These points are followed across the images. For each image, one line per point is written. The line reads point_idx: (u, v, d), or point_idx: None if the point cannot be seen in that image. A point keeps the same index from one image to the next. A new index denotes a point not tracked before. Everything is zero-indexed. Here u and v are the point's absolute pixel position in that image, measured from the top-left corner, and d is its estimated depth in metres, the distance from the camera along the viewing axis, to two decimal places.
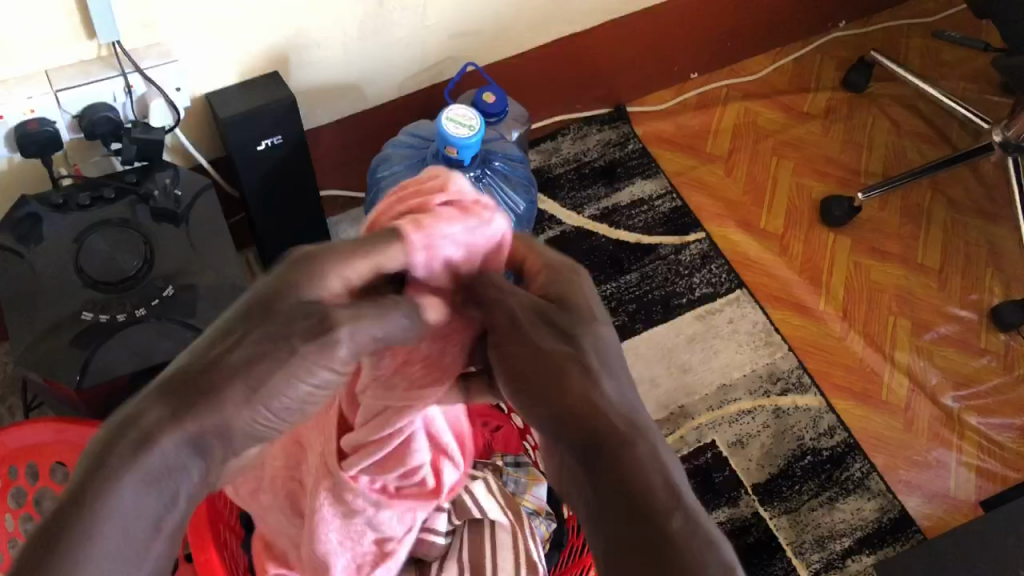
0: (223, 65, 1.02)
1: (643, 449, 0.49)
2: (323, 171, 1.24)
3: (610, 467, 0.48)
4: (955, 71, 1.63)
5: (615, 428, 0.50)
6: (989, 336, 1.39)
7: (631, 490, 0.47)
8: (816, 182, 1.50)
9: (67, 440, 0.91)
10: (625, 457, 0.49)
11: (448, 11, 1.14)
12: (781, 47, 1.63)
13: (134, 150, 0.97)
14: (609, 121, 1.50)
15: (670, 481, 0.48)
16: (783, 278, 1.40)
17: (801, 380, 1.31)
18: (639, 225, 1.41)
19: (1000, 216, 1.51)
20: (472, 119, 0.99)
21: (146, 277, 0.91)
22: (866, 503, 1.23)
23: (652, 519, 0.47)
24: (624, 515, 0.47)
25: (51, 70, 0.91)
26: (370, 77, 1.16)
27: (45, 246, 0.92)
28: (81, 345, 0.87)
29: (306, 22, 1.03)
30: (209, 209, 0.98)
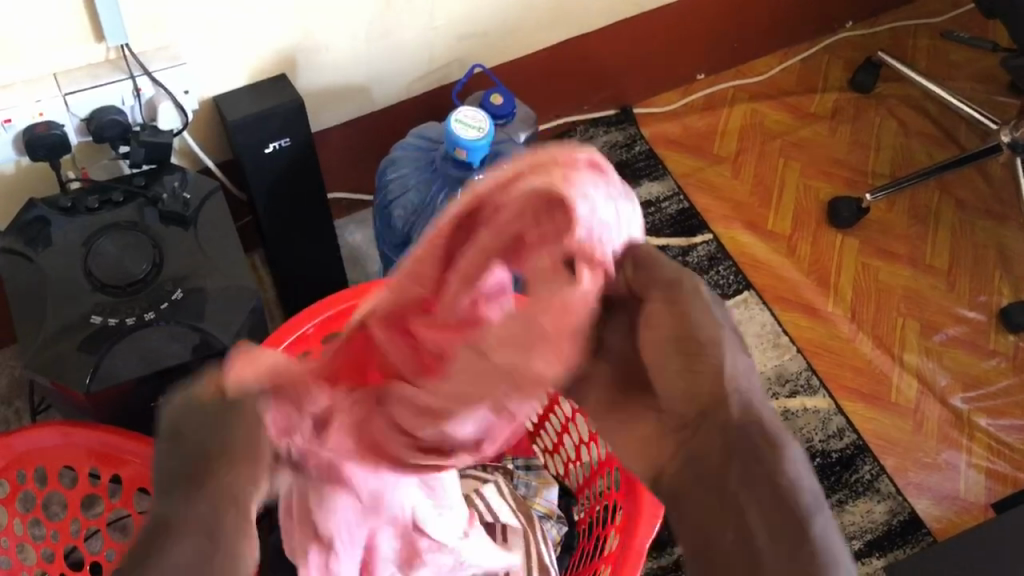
0: (231, 67, 1.02)
1: (790, 452, 0.41)
2: (330, 173, 1.24)
3: (753, 460, 0.41)
4: (962, 71, 1.63)
5: (753, 410, 0.42)
6: (998, 337, 1.39)
7: (755, 484, 0.40)
8: (824, 183, 1.50)
9: (76, 444, 0.90)
10: (759, 452, 0.41)
11: (456, 13, 1.14)
12: (788, 48, 1.63)
13: (142, 153, 0.96)
14: (615, 122, 1.49)
15: (811, 483, 0.41)
16: (791, 280, 1.40)
17: (810, 382, 1.31)
18: (646, 226, 1.41)
19: (1008, 217, 1.50)
20: (481, 121, 0.99)
21: (154, 281, 0.91)
22: (876, 505, 1.22)
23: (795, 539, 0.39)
24: (760, 503, 0.40)
25: (59, 73, 0.91)
26: (378, 79, 1.16)
27: (54, 251, 0.92)
28: (90, 349, 0.86)
29: (315, 23, 1.03)
30: (218, 211, 0.98)
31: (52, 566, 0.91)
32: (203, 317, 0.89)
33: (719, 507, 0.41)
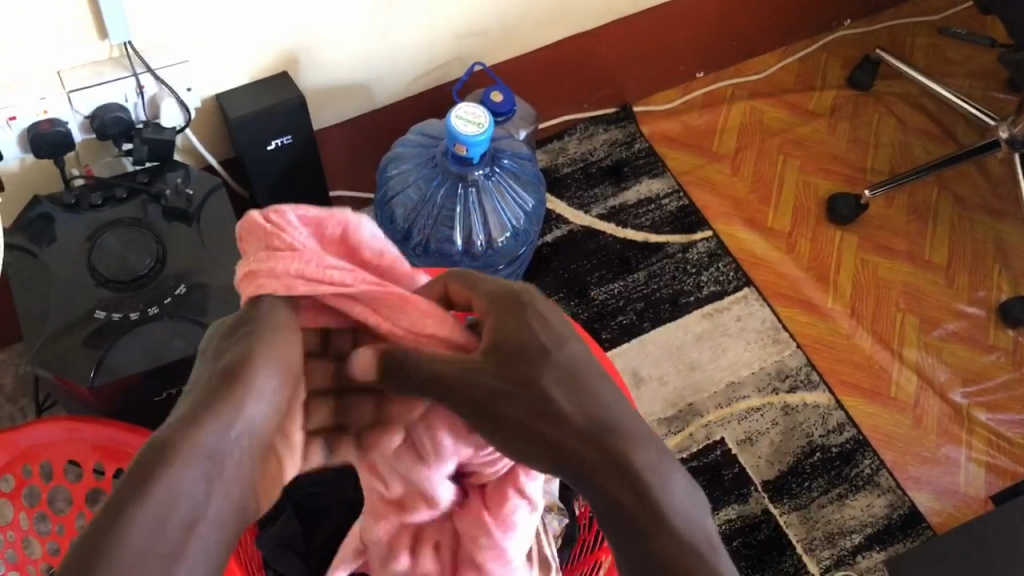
0: (233, 65, 1.02)
1: (654, 481, 0.56)
2: (332, 172, 1.25)
3: (604, 480, 0.57)
4: (960, 68, 1.63)
5: (596, 453, 0.57)
6: (997, 332, 1.39)
7: (639, 521, 0.56)
8: (823, 180, 1.50)
9: (79, 439, 0.91)
10: (634, 493, 0.56)
11: (455, 12, 1.14)
12: (786, 47, 1.63)
13: (145, 150, 0.98)
14: (615, 121, 1.50)
15: (676, 499, 0.56)
16: (791, 276, 1.41)
17: (810, 377, 1.32)
18: (646, 223, 1.42)
19: (1007, 213, 1.51)
20: (481, 117, 1.00)
21: (158, 276, 0.92)
22: (876, 499, 1.23)
23: (662, 531, 0.55)
24: (624, 520, 0.56)
25: (63, 69, 0.92)
26: (378, 77, 1.16)
27: (58, 247, 0.93)
28: (94, 344, 0.87)
29: (316, 21, 1.03)
30: (221, 207, 0.98)
31: (57, 559, 0.92)
32: (206, 312, 0.90)
33: (628, 540, 0.56)
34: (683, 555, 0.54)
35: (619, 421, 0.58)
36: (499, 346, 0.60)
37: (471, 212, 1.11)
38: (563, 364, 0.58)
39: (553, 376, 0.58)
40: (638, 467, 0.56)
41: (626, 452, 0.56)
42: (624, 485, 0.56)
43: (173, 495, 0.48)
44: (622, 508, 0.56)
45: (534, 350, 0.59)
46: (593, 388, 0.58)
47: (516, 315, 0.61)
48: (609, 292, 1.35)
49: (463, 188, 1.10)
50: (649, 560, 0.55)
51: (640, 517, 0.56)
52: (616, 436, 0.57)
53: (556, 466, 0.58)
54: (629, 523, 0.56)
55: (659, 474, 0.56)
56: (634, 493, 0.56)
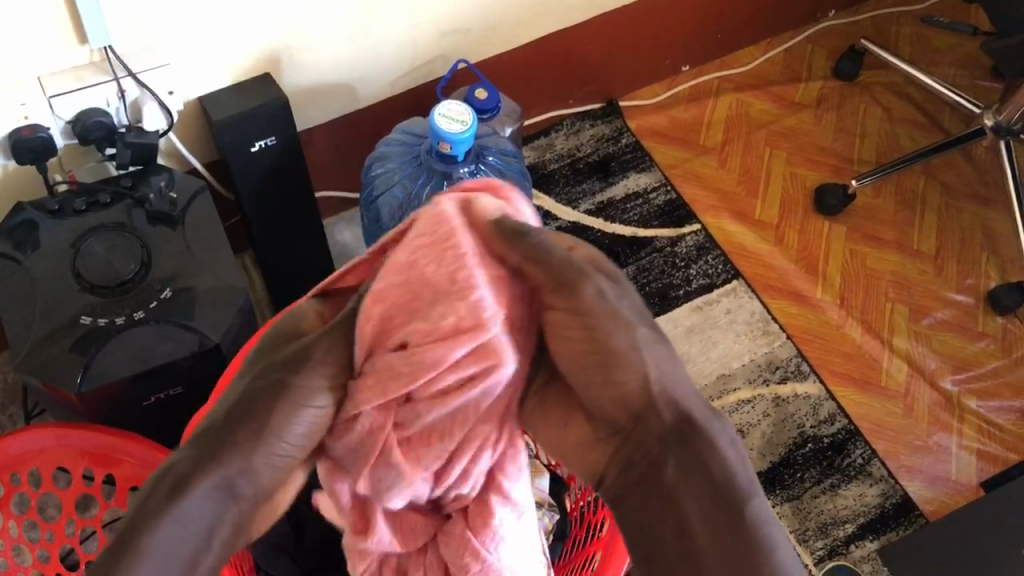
0: (215, 68, 1.02)
1: (754, 503, 0.60)
2: (318, 172, 1.25)
3: (693, 449, 0.61)
4: (945, 57, 1.64)
5: (691, 417, 0.62)
6: (986, 319, 1.40)
7: (711, 489, 0.60)
8: (810, 171, 1.50)
9: (68, 446, 0.90)
10: (697, 456, 0.61)
11: (437, 10, 1.14)
12: (771, 39, 1.63)
13: (129, 155, 0.97)
14: (601, 116, 1.50)
15: (744, 473, 0.61)
16: (780, 268, 1.41)
17: (800, 368, 1.32)
18: (634, 218, 1.42)
19: (994, 200, 1.51)
20: (465, 115, 0.99)
21: (143, 280, 0.92)
22: (868, 489, 1.23)
23: (735, 518, 0.60)
24: (709, 494, 0.60)
25: (43, 75, 0.91)
26: (362, 77, 1.16)
27: (43, 253, 0.92)
28: (80, 350, 0.87)
29: (297, 22, 1.03)
30: (205, 211, 0.98)
31: (47, 566, 0.92)
32: (192, 316, 0.90)
33: (664, 503, 0.62)
34: (732, 525, 0.60)
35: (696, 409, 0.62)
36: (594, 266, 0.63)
37: None
38: (633, 305, 0.62)
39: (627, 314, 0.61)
40: (708, 429, 0.62)
41: (703, 432, 0.62)
42: (713, 453, 0.61)
43: (191, 514, 0.57)
44: (695, 480, 0.61)
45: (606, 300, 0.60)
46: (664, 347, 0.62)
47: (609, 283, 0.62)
48: None
49: (448, 185, 1.09)
50: (719, 532, 0.60)
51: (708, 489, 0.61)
52: (698, 420, 0.62)
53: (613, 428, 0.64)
54: (719, 501, 0.60)
55: (719, 445, 0.62)
56: (716, 480, 0.60)
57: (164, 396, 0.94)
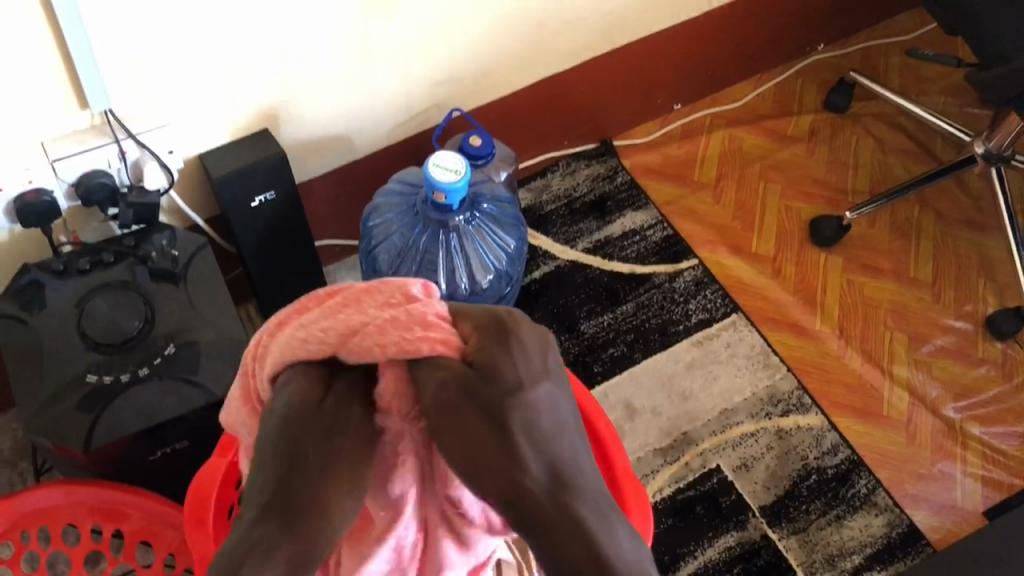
0: (215, 127, 1.05)
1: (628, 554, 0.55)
2: (318, 222, 1.27)
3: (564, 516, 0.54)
4: (934, 86, 1.66)
5: (562, 486, 0.55)
6: (986, 345, 1.41)
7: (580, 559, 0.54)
8: (805, 204, 1.52)
9: (78, 502, 0.92)
10: (566, 483, 0.56)
11: (431, 61, 1.17)
12: (762, 74, 1.66)
13: (131, 214, 1.00)
14: (596, 156, 1.52)
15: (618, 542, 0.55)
16: (779, 301, 1.42)
17: (802, 400, 1.32)
18: (632, 255, 1.43)
19: (989, 226, 1.53)
20: (458, 164, 1.01)
21: (147, 337, 0.93)
22: (874, 519, 1.24)
23: None
24: (576, 546, 0.54)
25: (46, 140, 0.93)
26: (359, 128, 1.19)
27: (49, 313, 0.94)
28: (87, 408, 0.89)
29: (293, 80, 1.06)
30: (206, 266, 1.00)
31: None
32: (196, 370, 0.92)
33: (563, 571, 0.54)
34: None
35: (568, 461, 0.57)
36: (477, 363, 0.59)
37: (454, 256, 1.13)
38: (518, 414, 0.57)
39: (515, 420, 0.56)
40: (572, 502, 0.55)
41: (570, 490, 0.55)
42: (567, 527, 0.54)
43: None
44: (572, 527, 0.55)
45: (503, 385, 0.58)
46: (567, 439, 0.58)
47: (496, 345, 0.60)
48: (597, 325, 1.37)
49: (445, 234, 1.12)
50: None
51: (557, 520, 0.54)
52: (564, 488, 0.55)
53: (507, 502, 0.55)
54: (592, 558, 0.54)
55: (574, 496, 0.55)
56: (580, 543, 0.54)
57: (170, 450, 0.95)
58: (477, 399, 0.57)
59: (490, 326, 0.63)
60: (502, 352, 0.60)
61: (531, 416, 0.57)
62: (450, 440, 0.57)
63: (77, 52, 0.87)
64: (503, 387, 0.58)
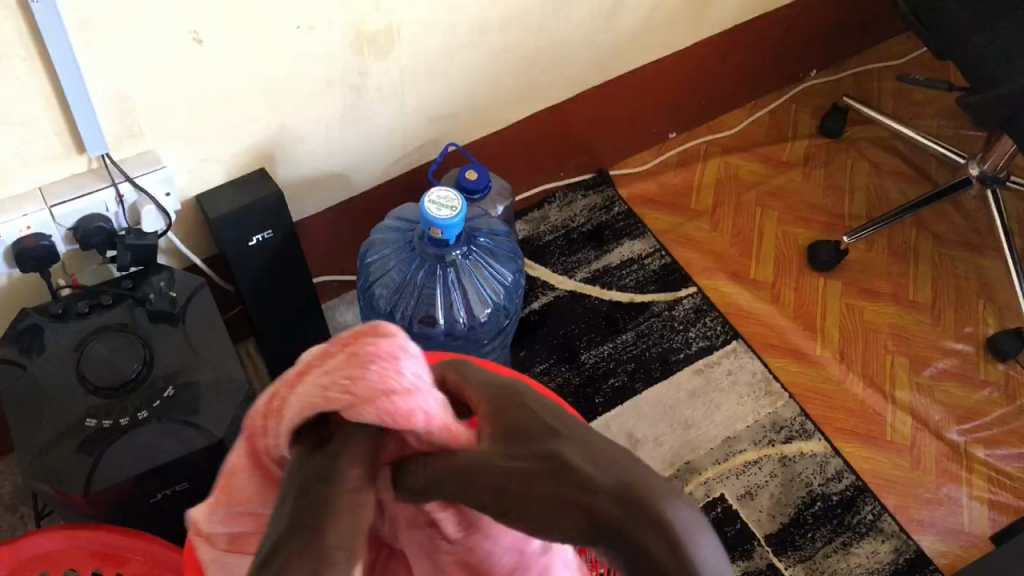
0: (212, 167, 1.05)
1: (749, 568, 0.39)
2: (316, 259, 1.27)
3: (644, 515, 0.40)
4: (927, 109, 1.67)
5: (633, 486, 0.41)
6: (988, 367, 1.40)
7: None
8: (802, 229, 1.52)
9: (79, 546, 0.92)
10: (641, 488, 0.41)
11: (426, 97, 1.18)
12: (756, 101, 1.67)
13: (129, 256, 1.00)
14: (593, 186, 1.53)
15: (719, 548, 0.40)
16: (778, 327, 1.42)
17: (805, 427, 1.32)
18: (630, 284, 1.44)
19: (986, 247, 1.53)
20: (454, 200, 1.02)
21: (147, 379, 0.93)
22: (880, 545, 1.23)
23: None
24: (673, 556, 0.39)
25: (45, 185, 0.94)
26: (356, 165, 1.19)
27: (48, 357, 0.94)
28: (86, 451, 0.88)
29: (289, 119, 1.07)
30: (205, 308, 1.00)
31: None
32: (196, 412, 0.92)
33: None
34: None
35: (645, 478, 0.42)
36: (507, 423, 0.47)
37: (451, 291, 1.13)
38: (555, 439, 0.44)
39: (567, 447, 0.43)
40: (662, 512, 0.40)
41: (657, 506, 0.40)
42: (651, 530, 0.40)
43: None
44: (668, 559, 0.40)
45: (538, 432, 0.45)
46: (626, 454, 0.43)
47: (515, 405, 0.48)
48: (597, 354, 1.37)
49: (442, 269, 1.12)
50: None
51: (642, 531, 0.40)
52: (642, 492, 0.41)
53: (578, 530, 0.42)
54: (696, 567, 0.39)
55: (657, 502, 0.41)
56: (668, 539, 0.39)
57: (170, 493, 0.95)
58: (514, 442, 0.45)
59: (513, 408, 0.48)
60: (524, 408, 0.47)
61: (577, 440, 0.44)
62: (491, 489, 0.45)
63: (73, 97, 0.87)
64: (537, 431, 0.45)
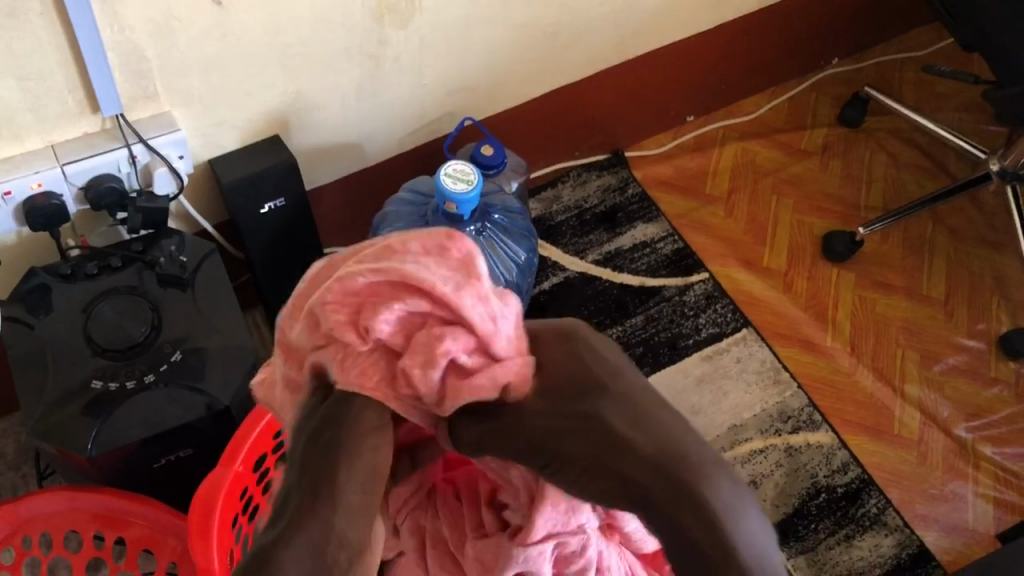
0: (225, 132, 1.04)
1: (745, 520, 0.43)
2: (327, 230, 1.26)
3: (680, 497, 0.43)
4: (948, 102, 1.65)
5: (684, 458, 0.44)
6: (999, 365, 1.39)
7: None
8: (817, 219, 1.51)
9: (80, 509, 0.91)
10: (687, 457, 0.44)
11: (444, 69, 1.16)
12: (776, 87, 1.65)
13: (140, 218, 0.99)
14: (608, 167, 1.52)
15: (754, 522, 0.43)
16: (790, 316, 1.41)
17: (812, 417, 1.31)
18: (642, 268, 1.42)
19: (1002, 245, 1.51)
20: (471, 174, 1.00)
21: (154, 343, 0.92)
22: (883, 539, 1.22)
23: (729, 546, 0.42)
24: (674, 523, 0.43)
25: (57, 143, 0.93)
26: (370, 136, 1.18)
27: (55, 317, 0.93)
28: (92, 414, 0.88)
29: (305, 85, 1.05)
30: (214, 272, 0.99)
31: None
32: (203, 377, 0.91)
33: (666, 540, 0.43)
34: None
35: (693, 450, 0.44)
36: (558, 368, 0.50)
37: None
38: (621, 385, 0.47)
39: (620, 417, 0.45)
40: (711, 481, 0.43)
41: (720, 477, 0.44)
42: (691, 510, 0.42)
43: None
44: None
45: (598, 372, 0.48)
46: (663, 411, 0.46)
47: (579, 345, 0.50)
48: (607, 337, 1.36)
49: None
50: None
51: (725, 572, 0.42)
52: (689, 465, 0.43)
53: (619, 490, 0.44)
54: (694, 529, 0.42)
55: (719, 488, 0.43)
56: (701, 507, 0.42)
57: (174, 458, 0.94)
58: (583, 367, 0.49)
59: (565, 346, 0.51)
60: (586, 343, 0.50)
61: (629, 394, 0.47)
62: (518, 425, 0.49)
63: (89, 57, 0.86)
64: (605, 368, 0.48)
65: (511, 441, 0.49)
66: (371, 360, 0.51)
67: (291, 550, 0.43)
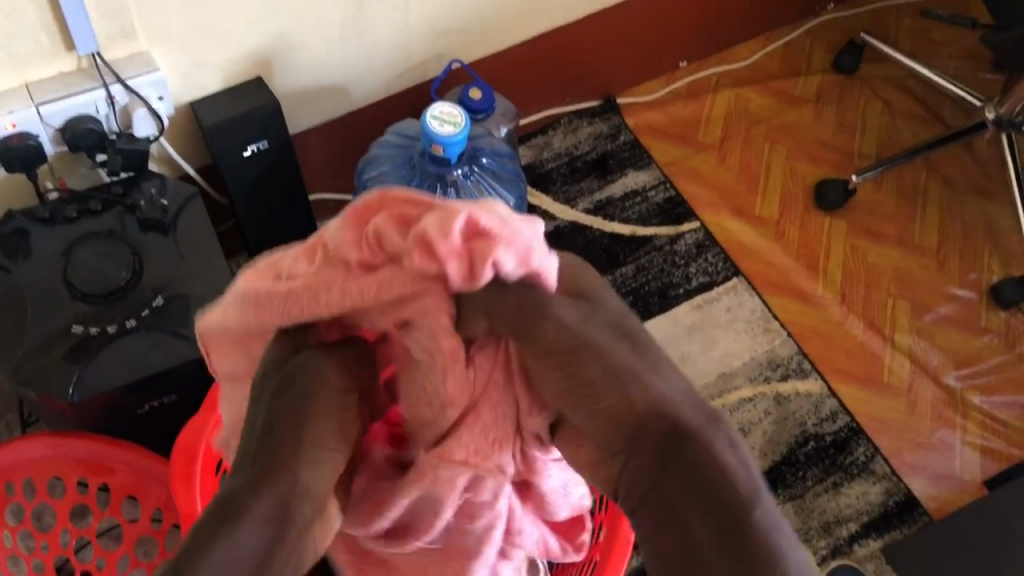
0: (205, 72, 1.01)
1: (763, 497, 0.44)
2: (313, 176, 1.24)
3: (696, 458, 0.44)
4: (945, 49, 1.62)
5: (685, 418, 0.45)
6: (989, 314, 1.39)
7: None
8: (811, 167, 1.49)
9: (64, 455, 0.90)
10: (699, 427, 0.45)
11: (431, 9, 1.13)
12: (771, 32, 1.62)
13: (121, 160, 0.97)
14: (599, 113, 1.49)
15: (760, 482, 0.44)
16: (781, 265, 1.40)
17: (802, 366, 1.31)
18: (633, 216, 1.41)
19: (996, 194, 1.50)
20: (458, 116, 0.98)
21: (135, 288, 0.91)
22: (871, 487, 1.22)
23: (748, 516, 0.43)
24: (693, 488, 0.44)
25: (31, 82, 0.91)
26: (355, 79, 1.15)
27: (33, 261, 0.92)
28: (73, 360, 0.86)
29: (287, 24, 1.02)
30: (196, 217, 0.97)
31: None
32: (186, 323, 0.90)
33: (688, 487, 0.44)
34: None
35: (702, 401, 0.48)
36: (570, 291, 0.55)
37: None
38: (607, 320, 0.51)
39: (626, 330, 0.51)
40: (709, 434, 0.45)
41: (720, 426, 0.46)
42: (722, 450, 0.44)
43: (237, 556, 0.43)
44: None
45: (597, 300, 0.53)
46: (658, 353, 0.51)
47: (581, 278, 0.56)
48: None
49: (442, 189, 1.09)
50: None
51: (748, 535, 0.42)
52: (695, 426, 0.45)
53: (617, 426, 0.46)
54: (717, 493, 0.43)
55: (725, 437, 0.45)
56: (715, 456, 0.44)
57: (158, 404, 0.93)
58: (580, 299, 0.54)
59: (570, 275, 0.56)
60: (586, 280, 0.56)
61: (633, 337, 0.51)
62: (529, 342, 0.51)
63: None
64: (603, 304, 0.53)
65: (526, 336, 0.51)
66: (369, 278, 0.52)
67: (259, 499, 0.44)
